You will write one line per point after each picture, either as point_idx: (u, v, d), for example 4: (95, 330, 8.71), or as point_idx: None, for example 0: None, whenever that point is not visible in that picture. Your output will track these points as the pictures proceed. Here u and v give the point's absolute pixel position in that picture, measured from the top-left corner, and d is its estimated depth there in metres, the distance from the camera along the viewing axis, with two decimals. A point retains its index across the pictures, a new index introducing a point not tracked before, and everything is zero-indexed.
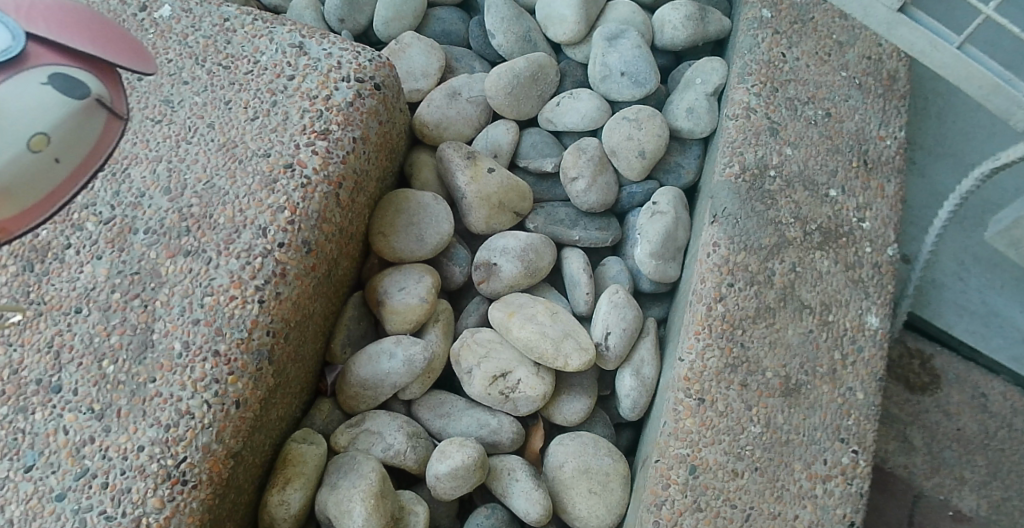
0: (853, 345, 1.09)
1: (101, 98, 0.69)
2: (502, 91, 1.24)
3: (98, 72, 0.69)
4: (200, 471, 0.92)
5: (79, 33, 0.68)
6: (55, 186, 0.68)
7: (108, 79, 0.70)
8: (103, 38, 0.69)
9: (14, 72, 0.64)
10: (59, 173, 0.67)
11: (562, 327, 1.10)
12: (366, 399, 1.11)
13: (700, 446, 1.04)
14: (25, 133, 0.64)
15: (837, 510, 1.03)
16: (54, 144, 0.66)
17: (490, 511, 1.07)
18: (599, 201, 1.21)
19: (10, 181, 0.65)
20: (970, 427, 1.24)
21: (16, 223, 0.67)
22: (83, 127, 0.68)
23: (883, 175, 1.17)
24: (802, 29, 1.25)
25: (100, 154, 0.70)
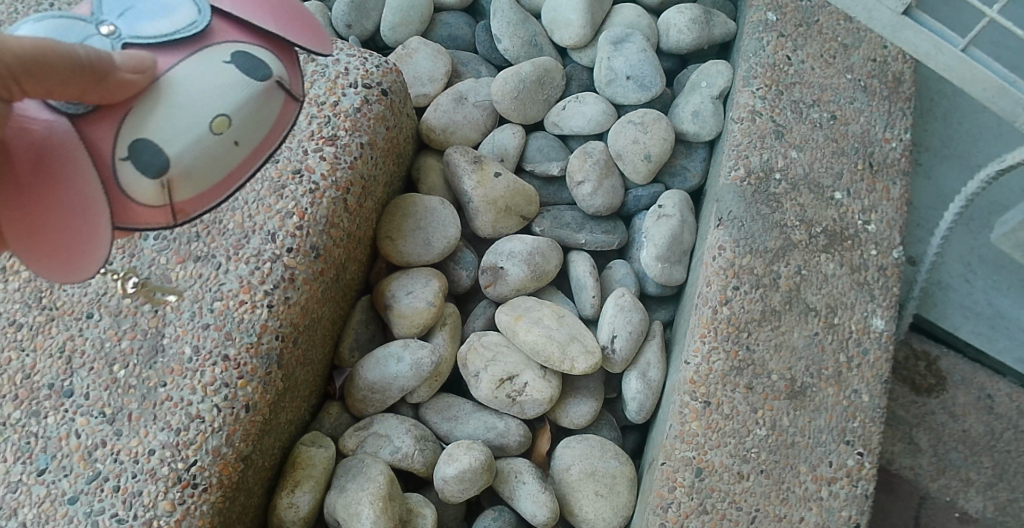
0: (858, 348, 1.10)
1: (280, 79, 0.76)
2: (508, 95, 1.24)
3: (276, 51, 0.76)
4: (211, 474, 0.93)
5: (260, 13, 0.76)
6: (235, 166, 0.74)
7: (286, 57, 0.78)
8: (282, 20, 0.77)
9: (202, 48, 0.72)
10: (238, 155, 0.74)
11: (568, 331, 1.11)
12: (374, 402, 1.11)
13: (706, 449, 1.04)
14: (208, 113, 0.71)
15: (843, 512, 1.03)
16: (237, 122, 0.73)
17: (497, 514, 1.08)
18: (605, 205, 1.21)
19: (197, 158, 0.72)
20: (977, 429, 1.24)
21: (197, 204, 0.74)
22: (262, 110, 0.74)
23: (888, 177, 1.18)
24: (806, 31, 1.25)
25: (274, 138, 0.77)
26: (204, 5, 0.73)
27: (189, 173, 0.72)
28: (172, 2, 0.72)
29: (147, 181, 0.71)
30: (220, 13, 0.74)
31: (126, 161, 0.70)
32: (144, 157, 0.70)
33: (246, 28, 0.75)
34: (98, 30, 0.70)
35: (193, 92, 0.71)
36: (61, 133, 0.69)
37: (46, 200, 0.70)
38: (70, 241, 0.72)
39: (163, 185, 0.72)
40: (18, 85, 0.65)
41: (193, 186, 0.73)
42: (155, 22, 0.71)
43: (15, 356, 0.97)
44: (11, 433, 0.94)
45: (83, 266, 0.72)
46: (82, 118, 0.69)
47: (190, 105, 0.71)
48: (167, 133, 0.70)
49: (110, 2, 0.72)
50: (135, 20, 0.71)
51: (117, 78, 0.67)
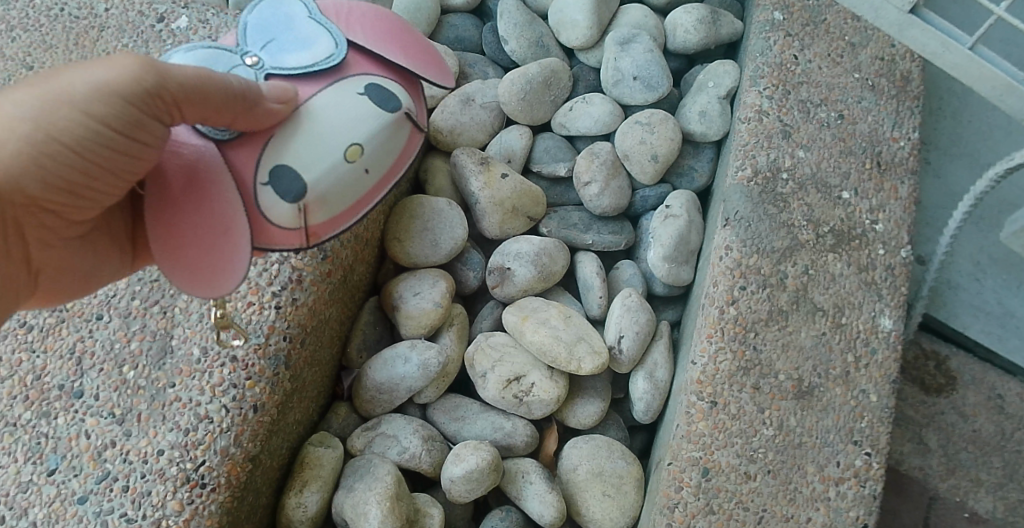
0: (866, 348, 1.09)
1: (408, 111, 0.76)
2: (515, 96, 1.24)
3: (403, 84, 0.77)
4: (219, 474, 0.93)
5: (392, 46, 0.77)
6: (365, 193, 0.75)
7: (410, 87, 0.79)
8: (410, 53, 0.78)
9: (338, 80, 0.73)
10: (368, 183, 0.75)
11: (575, 331, 1.11)
12: (382, 403, 1.12)
13: (713, 449, 1.04)
14: (344, 140, 0.72)
15: (851, 512, 1.03)
16: (369, 150, 0.73)
17: (504, 514, 1.08)
18: (612, 205, 1.22)
19: (332, 185, 0.73)
20: (987, 429, 1.24)
21: (329, 228, 0.75)
22: (393, 139, 0.75)
23: (896, 176, 1.17)
24: (814, 30, 1.25)
25: (402, 164, 0.78)
26: (341, 38, 0.74)
27: (326, 199, 0.73)
28: (313, 34, 0.74)
29: (285, 207, 0.71)
30: (356, 45, 0.75)
31: (266, 185, 0.71)
32: (283, 183, 0.71)
33: (377, 60, 0.76)
34: (245, 61, 0.73)
35: (331, 120, 0.72)
36: (207, 157, 0.71)
37: (186, 221, 0.71)
38: (212, 258, 0.71)
39: (300, 210, 0.72)
40: (178, 109, 0.68)
41: (326, 212, 0.73)
42: (297, 54, 0.73)
43: (26, 357, 0.98)
44: (22, 433, 0.95)
45: (219, 283, 0.71)
46: (229, 141, 0.71)
47: (328, 133, 0.72)
48: (306, 160, 0.72)
49: (255, 32, 0.75)
50: (277, 51, 0.74)
51: (265, 107, 0.69)
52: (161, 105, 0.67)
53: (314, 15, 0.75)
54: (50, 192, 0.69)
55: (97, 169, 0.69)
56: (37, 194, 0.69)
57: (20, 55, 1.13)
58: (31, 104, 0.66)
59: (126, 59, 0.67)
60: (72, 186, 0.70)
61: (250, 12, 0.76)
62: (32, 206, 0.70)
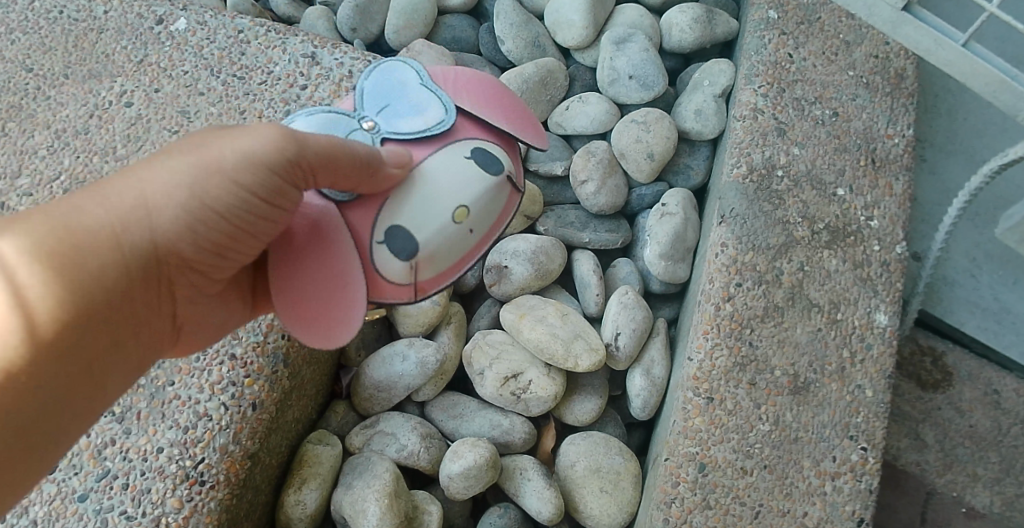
0: (861, 343, 1.10)
1: (508, 174, 0.82)
2: (512, 96, 1.25)
3: (504, 146, 0.83)
4: (218, 471, 0.94)
5: (494, 111, 0.83)
6: (468, 250, 0.80)
7: (508, 149, 0.84)
8: (512, 117, 0.84)
9: (447, 144, 0.79)
10: (472, 241, 0.80)
11: (572, 328, 1.12)
12: (380, 401, 1.13)
13: (709, 444, 1.05)
14: (453, 202, 0.77)
15: (847, 507, 1.03)
16: (474, 210, 0.79)
17: (503, 511, 1.08)
18: (609, 203, 1.22)
19: (441, 244, 0.77)
20: (983, 424, 1.24)
21: (436, 282, 0.79)
22: (495, 201, 0.81)
23: (891, 173, 1.18)
24: (809, 29, 1.25)
25: (500, 224, 0.83)
26: (450, 104, 0.80)
27: (435, 257, 0.78)
28: (425, 100, 0.80)
29: (400, 264, 0.76)
30: (463, 112, 0.81)
31: (382, 244, 0.76)
32: (398, 242, 0.76)
33: (482, 126, 0.82)
34: (361, 125, 0.79)
35: (442, 182, 0.78)
36: (329, 216, 0.75)
37: (307, 277, 0.75)
38: (330, 312, 0.75)
39: (412, 267, 0.77)
40: (313, 176, 0.71)
41: (434, 269, 0.78)
42: (410, 119, 0.79)
43: None
44: None
45: (343, 333, 0.75)
46: (353, 202, 0.75)
47: (439, 196, 0.77)
48: (419, 220, 0.77)
49: (370, 98, 0.81)
50: (392, 117, 0.79)
51: (385, 173, 0.74)
52: (302, 172, 0.71)
53: (427, 83, 0.81)
54: (201, 254, 0.72)
55: (242, 232, 0.72)
56: (190, 255, 0.72)
57: (20, 58, 1.14)
58: (189, 170, 0.69)
59: (269, 127, 0.70)
60: (220, 247, 0.73)
61: (366, 79, 0.82)
62: (183, 267, 0.73)
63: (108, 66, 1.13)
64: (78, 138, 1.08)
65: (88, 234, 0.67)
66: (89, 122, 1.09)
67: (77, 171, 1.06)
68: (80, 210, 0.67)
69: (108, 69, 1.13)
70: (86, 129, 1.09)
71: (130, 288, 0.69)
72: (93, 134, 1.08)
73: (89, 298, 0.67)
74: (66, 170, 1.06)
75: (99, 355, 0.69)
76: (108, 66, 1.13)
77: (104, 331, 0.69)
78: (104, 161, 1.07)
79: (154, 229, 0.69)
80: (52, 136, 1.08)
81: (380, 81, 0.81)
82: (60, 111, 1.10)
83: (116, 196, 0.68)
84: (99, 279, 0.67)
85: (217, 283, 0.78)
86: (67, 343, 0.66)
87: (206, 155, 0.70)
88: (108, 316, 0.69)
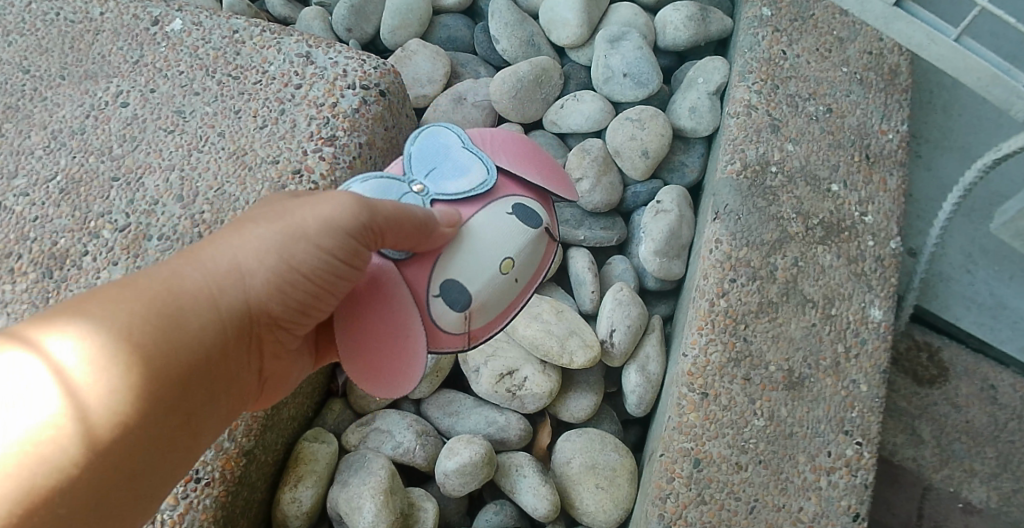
0: (856, 338, 1.10)
1: (545, 226, 0.86)
2: (506, 95, 1.26)
3: (539, 200, 0.88)
4: (213, 468, 0.95)
5: (530, 167, 0.87)
6: (513, 298, 0.85)
7: (543, 201, 0.89)
8: (545, 172, 0.88)
9: (491, 202, 0.83)
10: (518, 288, 0.85)
11: (567, 325, 1.12)
12: (376, 399, 1.13)
13: (704, 440, 1.05)
14: (501, 255, 0.82)
15: (842, 502, 1.03)
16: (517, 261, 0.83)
17: (499, 508, 1.09)
18: (604, 201, 1.22)
19: (491, 294, 0.82)
20: (980, 419, 1.24)
21: (486, 329, 0.84)
22: (536, 251, 0.85)
23: (885, 168, 1.18)
24: (802, 26, 1.26)
25: (540, 271, 0.88)
26: (490, 164, 0.84)
27: (486, 306, 0.82)
28: (468, 162, 0.84)
29: (455, 315, 0.80)
30: (502, 170, 0.85)
31: (437, 297, 0.79)
32: (453, 295, 0.80)
33: (520, 183, 0.86)
34: (411, 187, 0.81)
35: (489, 236, 0.82)
36: (388, 274, 0.78)
37: (373, 333, 0.78)
38: (397, 365, 0.79)
39: (466, 316, 0.81)
40: (384, 238, 0.73)
41: (484, 318, 0.83)
42: (456, 180, 0.82)
43: None
44: None
45: (408, 382, 0.79)
46: (410, 259, 0.78)
47: (488, 249, 0.81)
48: (470, 271, 0.80)
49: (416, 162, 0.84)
50: (438, 178, 0.82)
51: (439, 232, 0.77)
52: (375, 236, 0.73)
53: (467, 146, 0.85)
54: (285, 315, 0.72)
55: (325, 290, 0.72)
56: (278, 314, 0.71)
57: (17, 59, 1.15)
58: (279, 235, 0.70)
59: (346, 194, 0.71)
60: (303, 308, 0.73)
61: (411, 143, 0.85)
62: (270, 327, 0.72)
63: (105, 66, 1.14)
64: (74, 138, 1.09)
65: (188, 298, 0.66)
66: (86, 122, 1.10)
67: (73, 171, 1.07)
68: (170, 279, 0.66)
69: (104, 69, 1.14)
70: (82, 129, 1.09)
71: (225, 352, 0.68)
72: (89, 135, 1.09)
73: (181, 368, 0.65)
74: (62, 170, 1.07)
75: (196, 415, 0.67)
76: (104, 66, 1.14)
77: (194, 402, 0.67)
78: (100, 161, 1.07)
79: (246, 292, 0.69)
80: (48, 136, 1.09)
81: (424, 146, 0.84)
82: (56, 111, 1.11)
83: (203, 265, 0.68)
84: (196, 345, 0.65)
85: (295, 342, 0.77)
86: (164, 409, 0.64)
87: (292, 221, 0.71)
88: (200, 383, 0.67)
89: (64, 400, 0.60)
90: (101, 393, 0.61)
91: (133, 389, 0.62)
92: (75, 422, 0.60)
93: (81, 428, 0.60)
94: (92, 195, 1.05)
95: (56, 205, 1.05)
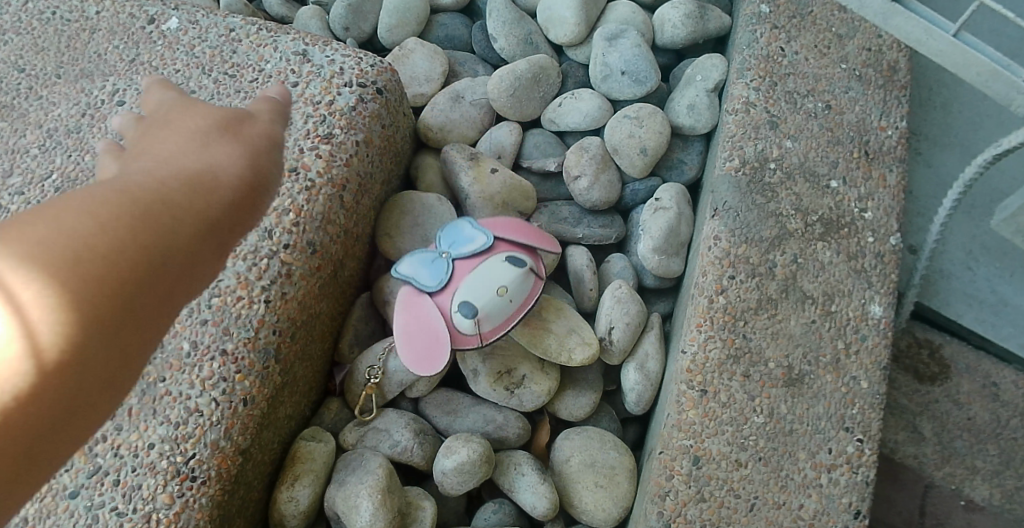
0: (856, 334, 1.09)
1: (533, 267, 1.06)
2: (504, 93, 1.26)
3: (527, 253, 1.07)
4: (209, 467, 0.93)
5: (519, 232, 1.06)
6: (509, 314, 1.04)
7: (530, 254, 1.07)
8: (530, 236, 1.08)
9: (491, 255, 1.04)
10: (512, 307, 1.03)
11: (565, 323, 1.12)
12: (374, 398, 1.13)
13: (703, 437, 1.04)
14: (501, 281, 1.02)
15: (843, 499, 1.03)
16: (512, 288, 1.03)
17: (497, 507, 1.08)
18: (602, 199, 1.22)
19: (495, 310, 1.02)
20: (981, 416, 1.24)
21: (494, 331, 1.03)
22: (527, 284, 1.05)
23: (884, 165, 1.17)
24: (801, 23, 1.26)
25: (530, 299, 1.06)
26: (490, 230, 1.05)
27: (491, 317, 1.02)
28: (474, 233, 1.06)
29: (467, 322, 1.01)
30: (500, 236, 1.06)
31: (457, 312, 1.01)
32: (466, 306, 1.01)
33: (512, 244, 1.06)
34: (438, 253, 1.05)
35: (491, 271, 1.03)
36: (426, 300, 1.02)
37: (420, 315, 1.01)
38: (433, 347, 1.00)
39: (476, 322, 1.01)
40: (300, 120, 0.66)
41: (490, 326, 1.03)
42: (467, 244, 1.05)
43: None
44: None
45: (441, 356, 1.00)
46: (440, 290, 1.02)
47: (491, 277, 1.02)
48: (476, 295, 1.01)
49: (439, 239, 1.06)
50: (455, 245, 1.05)
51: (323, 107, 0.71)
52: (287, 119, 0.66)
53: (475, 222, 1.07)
54: (259, 196, 0.60)
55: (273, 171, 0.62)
56: (256, 200, 0.60)
57: (13, 58, 1.15)
58: (228, 137, 0.61)
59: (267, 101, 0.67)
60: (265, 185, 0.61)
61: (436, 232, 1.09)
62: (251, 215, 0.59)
63: (101, 66, 1.14)
64: (70, 136, 1.09)
65: (154, 191, 0.54)
66: (81, 121, 1.10)
67: (69, 170, 1.07)
68: (77, 190, 0.52)
69: (100, 68, 1.13)
70: (78, 128, 1.09)
71: (202, 242, 0.56)
72: (85, 133, 1.09)
73: (147, 264, 0.52)
74: (58, 169, 1.07)
75: (145, 320, 0.52)
76: (100, 65, 1.14)
77: (161, 304, 0.53)
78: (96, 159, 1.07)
79: (220, 182, 0.58)
80: (44, 135, 1.09)
81: (444, 229, 1.07)
82: (52, 110, 1.11)
83: (144, 165, 0.57)
84: (173, 233, 0.54)
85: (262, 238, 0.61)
86: (111, 318, 0.50)
87: (237, 125, 0.62)
88: (138, 297, 0.51)
89: (11, 324, 0.47)
90: (49, 306, 0.48)
91: (82, 303, 0.49)
92: (26, 347, 0.47)
93: (33, 356, 0.48)
94: None
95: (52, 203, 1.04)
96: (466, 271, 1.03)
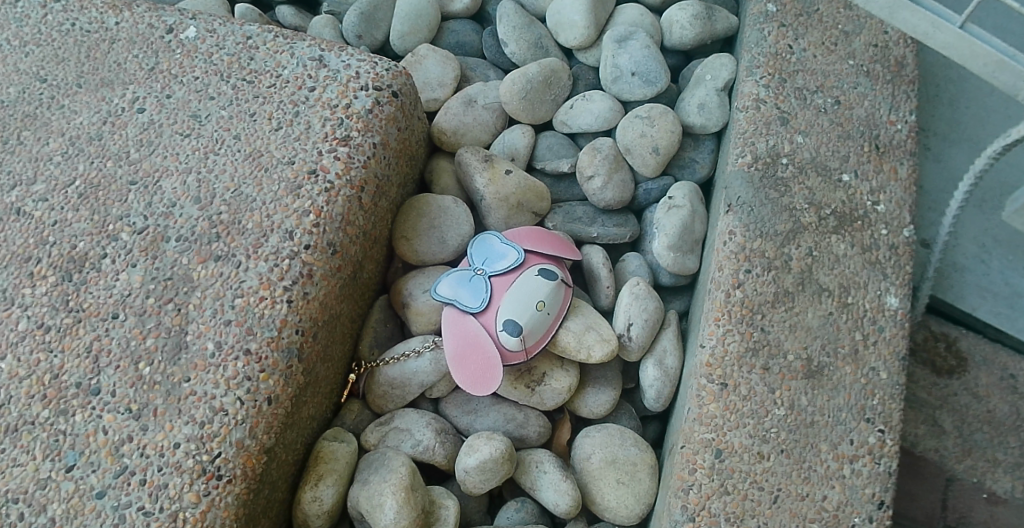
0: (874, 326, 1.10)
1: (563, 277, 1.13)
2: (516, 96, 1.27)
3: (554, 263, 1.14)
4: (235, 465, 0.94)
5: (545, 247, 1.14)
6: (547, 326, 1.09)
7: (559, 264, 1.14)
8: (557, 246, 1.15)
9: (523, 271, 1.10)
10: (549, 318, 1.09)
11: (583, 321, 1.12)
12: (395, 398, 1.13)
13: (725, 430, 1.04)
14: (536, 297, 1.08)
15: (866, 490, 1.03)
16: (549, 301, 1.09)
17: (520, 505, 1.08)
18: (616, 198, 1.22)
19: (535, 325, 1.08)
20: (1001, 409, 1.24)
21: (538, 345, 1.09)
22: (560, 294, 1.11)
23: (896, 158, 1.19)
24: (807, 20, 1.27)
25: (563, 308, 1.11)
26: (519, 247, 1.12)
27: (533, 332, 1.08)
28: (506, 249, 1.12)
29: (512, 340, 1.06)
30: (528, 250, 1.13)
31: (502, 330, 1.07)
32: (509, 326, 1.07)
33: (540, 257, 1.13)
34: (475, 272, 1.11)
35: (529, 286, 1.09)
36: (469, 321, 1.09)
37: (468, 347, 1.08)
38: (486, 371, 1.06)
39: (521, 340, 1.07)
40: None
41: (534, 341, 1.08)
42: (501, 261, 1.11)
43: (43, 357, 0.98)
44: (39, 431, 0.94)
45: (491, 383, 1.06)
46: (482, 310, 1.08)
47: (528, 294, 1.08)
48: (519, 312, 1.07)
49: (474, 255, 1.13)
50: (489, 263, 1.11)
51: None
52: None
53: (505, 239, 1.14)
54: None
55: None
56: None
57: (34, 69, 1.16)
58: None
59: None
60: None
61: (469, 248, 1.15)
62: None
63: (121, 74, 1.15)
64: (92, 144, 1.10)
65: None
66: (103, 129, 1.11)
67: (92, 176, 1.08)
68: None
69: (120, 77, 1.15)
70: (99, 135, 1.11)
71: None
72: (106, 140, 1.10)
73: None
74: (81, 176, 1.08)
75: None
76: (121, 74, 1.15)
77: None
78: (117, 166, 1.08)
79: None
80: (66, 143, 1.10)
81: (478, 247, 1.13)
82: (74, 119, 1.12)
83: None
84: None
85: None
86: None
87: None
88: None
89: None
90: None
91: None
92: None
93: None
94: (110, 199, 1.06)
95: (75, 209, 1.05)
96: (505, 290, 1.09)
